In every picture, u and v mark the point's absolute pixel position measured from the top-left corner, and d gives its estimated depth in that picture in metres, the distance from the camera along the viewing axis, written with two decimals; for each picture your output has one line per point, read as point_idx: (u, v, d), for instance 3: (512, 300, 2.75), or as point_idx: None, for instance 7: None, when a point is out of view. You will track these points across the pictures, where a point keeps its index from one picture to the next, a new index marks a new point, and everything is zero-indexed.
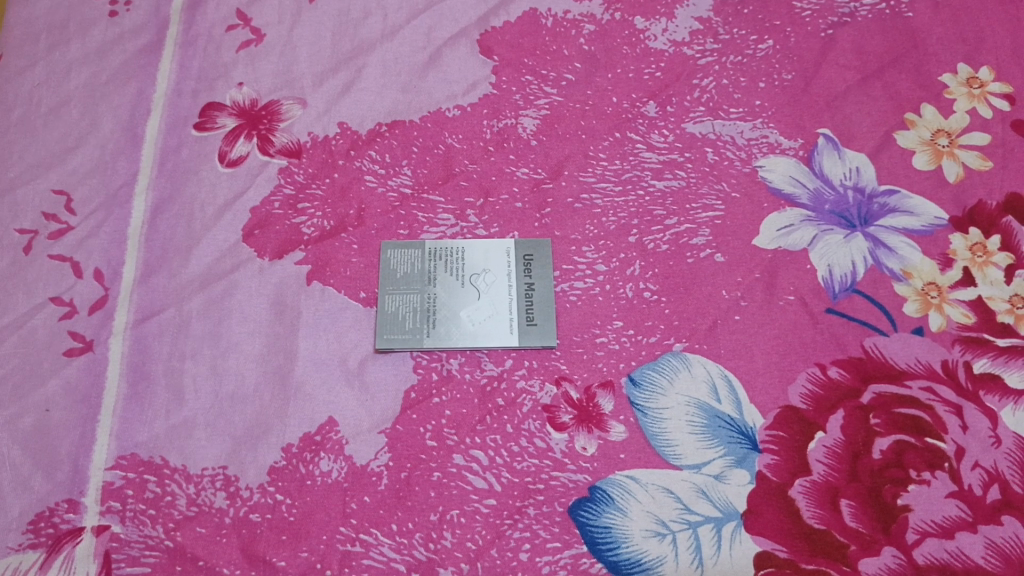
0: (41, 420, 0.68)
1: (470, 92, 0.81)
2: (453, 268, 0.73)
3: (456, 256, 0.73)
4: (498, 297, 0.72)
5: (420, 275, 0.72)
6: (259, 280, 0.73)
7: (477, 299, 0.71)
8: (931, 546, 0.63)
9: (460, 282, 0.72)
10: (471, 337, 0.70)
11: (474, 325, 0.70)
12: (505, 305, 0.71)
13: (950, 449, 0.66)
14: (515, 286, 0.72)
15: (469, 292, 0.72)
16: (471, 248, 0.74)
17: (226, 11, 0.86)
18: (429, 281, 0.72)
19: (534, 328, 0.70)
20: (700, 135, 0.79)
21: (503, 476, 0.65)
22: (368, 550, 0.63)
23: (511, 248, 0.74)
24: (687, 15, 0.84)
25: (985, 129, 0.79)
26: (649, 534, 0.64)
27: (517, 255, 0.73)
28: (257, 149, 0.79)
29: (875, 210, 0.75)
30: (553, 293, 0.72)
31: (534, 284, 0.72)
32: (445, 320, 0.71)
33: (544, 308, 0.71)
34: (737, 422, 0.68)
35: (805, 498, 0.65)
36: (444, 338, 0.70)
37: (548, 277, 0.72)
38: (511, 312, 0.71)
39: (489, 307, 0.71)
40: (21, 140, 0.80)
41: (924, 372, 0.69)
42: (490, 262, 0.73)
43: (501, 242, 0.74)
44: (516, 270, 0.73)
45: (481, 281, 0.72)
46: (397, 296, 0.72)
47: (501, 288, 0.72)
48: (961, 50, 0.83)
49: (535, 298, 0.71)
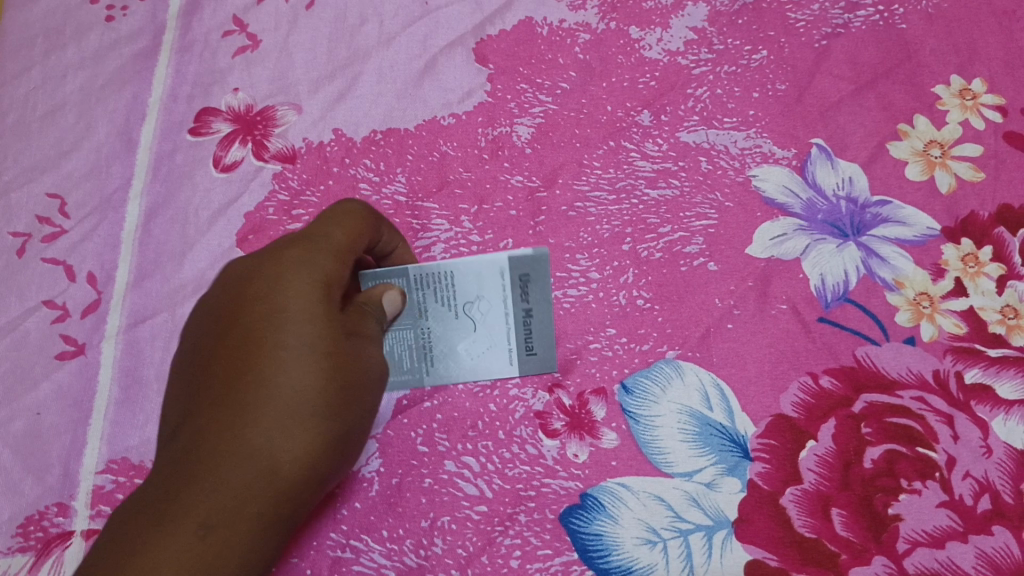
0: (32, 424, 0.69)
1: (465, 100, 0.81)
2: (442, 296, 0.67)
3: (445, 280, 0.66)
4: (496, 325, 0.68)
5: (409, 308, 0.67)
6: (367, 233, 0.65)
7: (473, 331, 0.68)
8: (922, 556, 0.63)
9: (453, 313, 0.67)
10: (471, 371, 0.69)
11: (473, 360, 0.69)
12: (503, 336, 0.68)
13: (941, 459, 0.66)
14: (512, 314, 0.68)
15: (465, 323, 0.68)
16: (463, 272, 0.66)
17: (222, 17, 0.86)
18: (420, 315, 0.68)
19: (535, 357, 0.69)
20: (693, 145, 0.79)
21: (494, 482, 0.67)
22: (359, 557, 0.65)
23: (506, 268, 0.66)
24: (682, 25, 0.84)
25: (977, 141, 0.78)
26: (639, 541, 0.64)
27: (512, 275, 0.66)
28: (251, 154, 0.79)
29: (868, 220, 0.76)
30: (552, 318, 0.68)
31: (533, 309, 0.67)
32: (442, 356, 0.69)
33: (544, 337, 0.68)
34: (729, 431, 0.68)
35: (796, 506, 0.65)
36: (444, 376, 0.69)
37: (547, 299, 0.67)
38: (510, 342, 0.69)
39: (487, 339, 0.68)
40: (18, 145, 0.81)
41: (915, 382, 0.69)
42: (484, 288, 0.66)
43: (494, 260, 0.66)
44: (513, 295, 0.67)
45: (476, 311, 0.67)
46: (388, 336, 0.68)
47: (497, 315, 0.68)
48: (953, 62, 0.82)
49: (533, 326, 0.68)
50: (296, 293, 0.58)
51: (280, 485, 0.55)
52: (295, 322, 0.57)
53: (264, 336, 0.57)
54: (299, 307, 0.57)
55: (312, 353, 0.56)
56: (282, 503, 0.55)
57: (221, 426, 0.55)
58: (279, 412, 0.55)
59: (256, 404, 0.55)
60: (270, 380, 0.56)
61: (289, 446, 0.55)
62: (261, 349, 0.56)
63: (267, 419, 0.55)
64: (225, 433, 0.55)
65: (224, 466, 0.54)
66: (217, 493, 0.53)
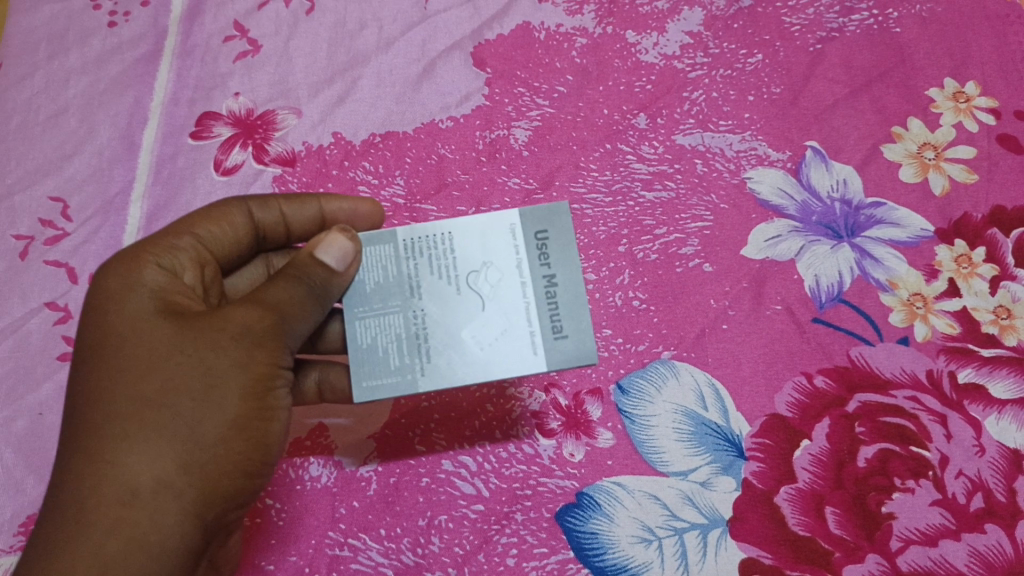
0: (34, 423, 0.72)
1: (463, 103, 0.82)
2: (440, 267, 0.58)
3: (442, 247, 0.59)
4: (510, 300, 0.56)
5: (400, 286, 0.58)
6: (242, 233, 0.66)
7: (481, 310, 0.56)
8: (915, 553, 0.64)
9: (455, 288, 0.57)
10: (482, 366, 0.56)
11: (483, 350, 0.56)
12: (519, 314, 0.56)
13: (934, 457, 0.67)
14: (529, 283, 0.57)
15: (470, 299, 0.57)
16: (464, 235, 0.58)
17: (223, 22, 0.86)
18: (412, 292, 0.58)
19: (565, 340, 0.55)
20: (689, 147, 0.80)
21: (491, 482, 0.68)
22: (356, 554, 0.66)
23: (517, 224, 0.58)
24: (678, 29, 0.85)
25: (971, 143, 0.79)
26: (635, 540, 0.65)
27: (526, 234, 0.57)
28: (251, 158, 0.81)
29: (862, 222, 0.76)
30: (582, 286, 0.56)
31: (555, 275, 0.56)
32: (444, 346, 0.57)
33: (572, 312, 0.56)
34: (724, 430, 0.69)
35: (790, 505, 0.66)
36: (444, 373, 0.56)
37: (570, 260, 0.56)
38: (530, 323, 0.56)
39: (500, 319, 0.56)
40: (21, 148, 0.82)
41: (909, 382, 0.70)
42: (492, 252, 0.57)
43: (500, 220, 0.58)
44: (529, 258, 0.57)
45: (482, 283, 0.57)
46: (371, 323, 0.58)
47: (511, 284, 0.57)
48: (947, 66, 0.82)
49: (559, 297, 0.56)
50: (133, 307, 0.55)
51: (157, 516, 0.50)
52: (131, 337, 0.54)
53: (105, 360, 0.54)
54: (137, 322, 0.55)
55: (145, 365, 0.53)
56: (169, 537, 0.50)
57: (81, 469, 0.51)
58: (137, 437, 0.51)
59: (111, 435, 0.51)
60: (115, 406, 0.52)
61: (153, 469, 0.50)
62: (105, 375, 0.53)
63: (125, 451, 0.51)
64: (83, 474, 0.51)
65: (87, 512, 0.50)
66: (82, 540, 0.49)
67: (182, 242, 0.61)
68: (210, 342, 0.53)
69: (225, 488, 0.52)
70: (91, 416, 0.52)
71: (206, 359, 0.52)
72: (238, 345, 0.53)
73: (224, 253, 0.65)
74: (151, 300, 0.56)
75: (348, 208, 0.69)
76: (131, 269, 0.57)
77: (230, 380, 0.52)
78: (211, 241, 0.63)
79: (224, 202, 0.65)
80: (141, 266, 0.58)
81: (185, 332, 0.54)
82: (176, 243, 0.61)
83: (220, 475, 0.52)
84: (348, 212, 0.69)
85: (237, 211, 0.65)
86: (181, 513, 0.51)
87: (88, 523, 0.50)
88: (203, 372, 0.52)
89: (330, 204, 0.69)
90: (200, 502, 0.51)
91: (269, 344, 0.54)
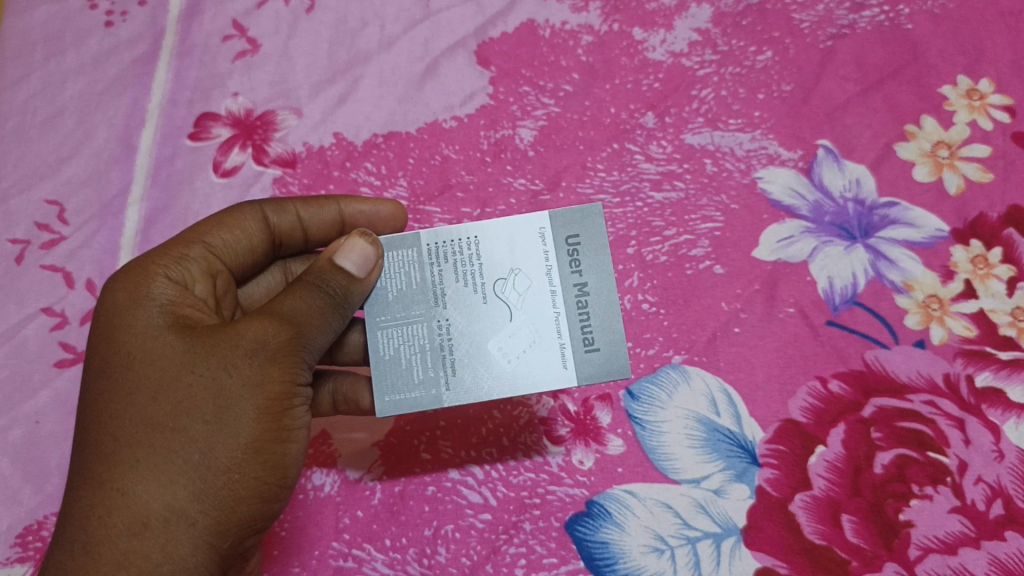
0: (31, 432, 0.71)
1: (467, 103, 0.81)
2: (466, 273, 0.56)
3: (468, 252, 0.57)
4: (538, 310, 0.55)
5: (423, 295, 0.57)
6: (257, 238, 0.65)
7: (509, 321, 0.55)
8: (934, 562, 0.63)
9: (481, 297, 0.56)
10: (510, 380, 0.55)
11: (512, 362, 0.55)
12: (549, 326, 0.55)
13: (952, 463, 0.65)
14: (560, 292, 0.55)
15: (497, 309, 0.55)
16: (492, 239, 0.56)
17: (222, 22, 0.84)
18: (436, 300, 0.56)
19: (597, 354, 0.54)
20: (698, 147, 0.78)
21: (498, 490, 0.66)
22: (361, 565, 0.65)
23: (547, 229, 0.56)
24: (686, 26, 0.83)
25: (986, 142, 0.77)
26: (647, 549, 0.64)
27: (556, 239, 0.56)
28: (252, 159, 0.79)
29: (876, 222, 0.75)
30: (616, 296, 0.54)
31: (587, 283, 0.55)
32: (470, 358, 0.55)
33: (605, 325, 0.54)
34: (737, 437, 0.67)
35: (805, 513, 0.65)
36: (470, 387, 0.55)
37: (602, 267, 0.55)
38: (560, 335, 0.55)
39: (528, 330, 0.55)
40: (17, 151, 0.80)
41: (926, 386, 0.68)
42: (519, 258, 0.56)
43: (529, 223, 0.56)
44: (559, 265, 0.55)
45: (510, 291, 0.55)
46: (394, 333, 0.57)
47: (542, 292, 0.55)
48: (961, 63, 0.80)
49: (591, 307, 0.55)
50: (143, 325, 0.54)
51: (170, 545, 0.49)
52: (142, 358, 0.52)
53: (118, 382, 0.52)
54: (148, 341, 0.53)
55: (158, 387, 0.51)
56: (185, 565, 0.49)
57: (95, 495, 0.50)
58: (152, 463, 0.50)
59: (124, 461, 0.50)
60: (129, 430, 0.51)
61: (167, 497, 0.49)
62: (117, 398, 0.52)
63: (139, 477, 0.49)
64: (97, 501, 0.50)
65: (101, 542, 0.49)
66: (96, 571, 0.48)
67: (193, 252, 0.60)
68: (223, 363, 0.51)
69: (240, 514, 0.51)
70: (104, 440, 0.51)
71: (218, 379, 0.51)
72: (251, 364, 0.51)
73: (236, 262, 0.64)
74: (163, 315, 0.54)
75: (369, 211, 0.67)
76: (140, 282, 0.56)
77: (244, 402, 0.51)
78: (223, 249, 0.62)
79: (237, 208, 0.64)
80: (151, 279, 0.56)
81: (197, 352, 0.52)
82: (187, 253, 0.59)
83: (235, 501, 0.50)
84: (368, 214, 0.67)
85: (250, 217, 0.64)
86: (196, 542, 0.49)
87: (101, 553, 0.49)
88: (216, 394, 0.51)
89: (350, 207, 0.67)
90: (215, 530, 0.50)
91: (285, 361, 0.52)
